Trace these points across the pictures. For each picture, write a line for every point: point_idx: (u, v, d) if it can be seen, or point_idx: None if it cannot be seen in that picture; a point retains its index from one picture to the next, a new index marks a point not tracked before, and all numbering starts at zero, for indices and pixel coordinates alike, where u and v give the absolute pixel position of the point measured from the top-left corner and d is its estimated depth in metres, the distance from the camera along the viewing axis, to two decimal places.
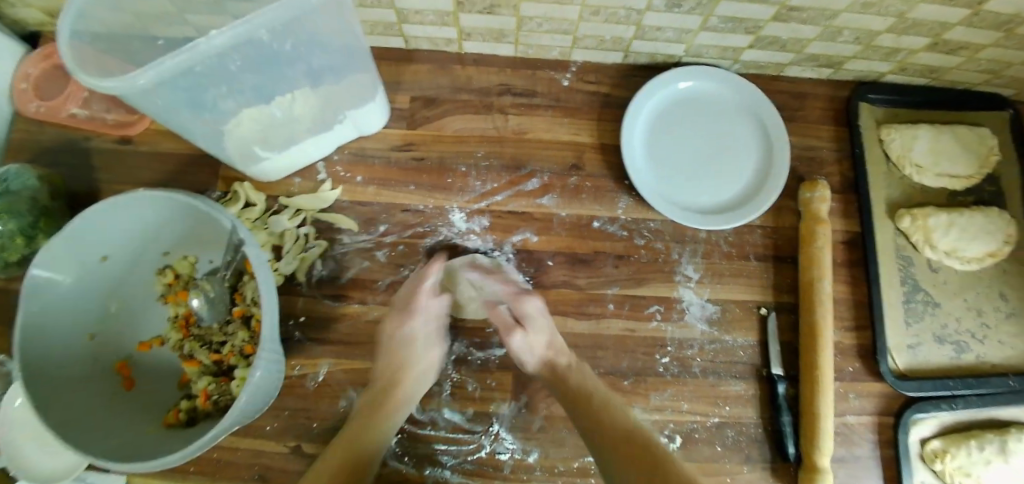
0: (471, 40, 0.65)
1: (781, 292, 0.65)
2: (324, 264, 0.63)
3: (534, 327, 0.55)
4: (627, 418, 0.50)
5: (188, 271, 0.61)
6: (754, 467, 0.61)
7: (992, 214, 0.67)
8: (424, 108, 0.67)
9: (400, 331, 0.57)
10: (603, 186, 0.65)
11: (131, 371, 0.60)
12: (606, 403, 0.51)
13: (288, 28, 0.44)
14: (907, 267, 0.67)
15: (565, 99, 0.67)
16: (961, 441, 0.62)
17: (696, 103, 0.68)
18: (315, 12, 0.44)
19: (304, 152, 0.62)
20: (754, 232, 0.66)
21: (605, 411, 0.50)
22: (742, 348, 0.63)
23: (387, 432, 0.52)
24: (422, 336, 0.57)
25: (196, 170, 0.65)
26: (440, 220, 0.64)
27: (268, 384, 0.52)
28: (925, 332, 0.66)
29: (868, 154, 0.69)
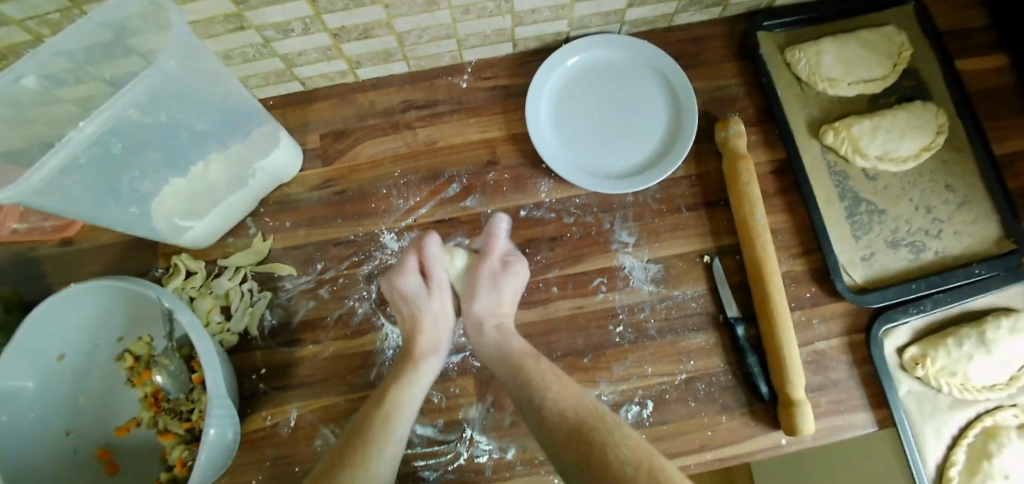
0: (363, 66, 0.66)
1: (720, 236, 0.64)
2: (272, 313, 0.64)
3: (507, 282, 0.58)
4: (559, 393, 0.50)
5: (145, 351, 0.62)
6: (733, 416, 0.60)
7: (916, 108, 0.66)
8: (335, 142, 0.68)
9: (400, 288, 0.58)
10: (522, 174, 0.66)
11: (114, 455, 0.62)
12: (540, 383, 0.51)
13: (157, 99, 0.46)
14: (843, 182, 0.66)
15: (466, 100, 0.69)
16: (938, 342, 0.61)
17: (595, 72, 0.68)
18: (178, 77, 0.47)
19: (232, 212, 0.64)
20: (680, 183, 0.66)
21: (541, 393, 0.50)
22: (693, 299, 0.63)
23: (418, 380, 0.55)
24: (416, 290, 0.58)
25: (137, 253, 0.68)
26: (372, 246, 0.65)
27: (228, 440, 0.54)
28: (876, 241, 0.64)
29: (777, 79, 0.69)
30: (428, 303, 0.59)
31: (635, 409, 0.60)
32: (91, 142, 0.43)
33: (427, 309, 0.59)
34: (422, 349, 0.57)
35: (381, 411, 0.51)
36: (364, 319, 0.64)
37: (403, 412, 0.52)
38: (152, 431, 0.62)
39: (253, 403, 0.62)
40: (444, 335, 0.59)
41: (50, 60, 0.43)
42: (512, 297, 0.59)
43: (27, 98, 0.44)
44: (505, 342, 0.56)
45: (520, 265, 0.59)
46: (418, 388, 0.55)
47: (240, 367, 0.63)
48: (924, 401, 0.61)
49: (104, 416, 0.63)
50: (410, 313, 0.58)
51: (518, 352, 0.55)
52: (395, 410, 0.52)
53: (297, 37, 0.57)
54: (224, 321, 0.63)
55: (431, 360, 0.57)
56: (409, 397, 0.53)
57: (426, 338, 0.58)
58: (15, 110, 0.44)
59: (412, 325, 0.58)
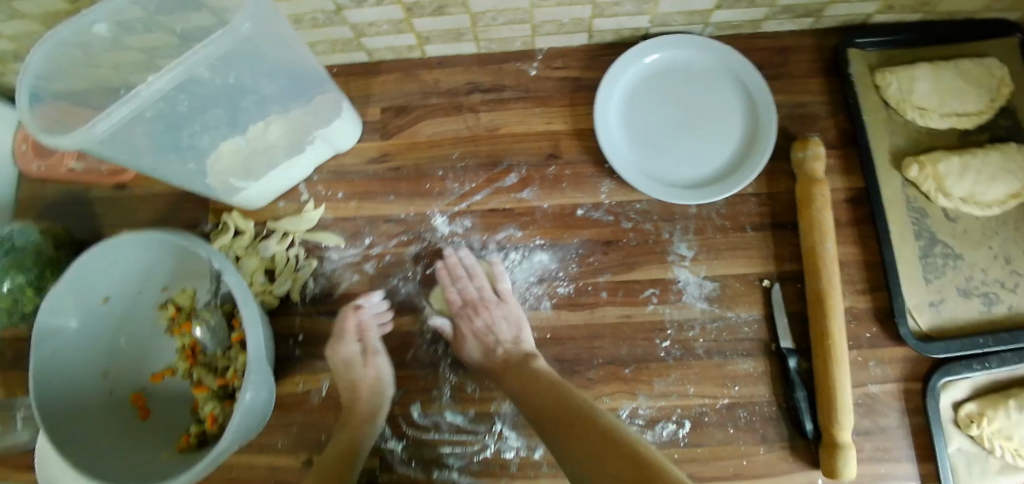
0: (432, 43, 0.64)
1: (783, 261, 0.61)
2: (316, 282, 0.64)
3: (470, 343, 0.59)
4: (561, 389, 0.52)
5: (188, 303, 0.64)
6: (772, 448, 0.58)
7: (1011, 151, 0.61)
8: (396, 117, 0.67)
9: (338, 356, 0.58)
10: (583, 171, 0.64)
11: (146, 401, 0.64)
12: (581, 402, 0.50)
13: (228, 60, 0.45)
14: (921, 220, 0.62)
15: (534, 89, 0.66)
16: (999, 402, 0.58)
17: (672, 74, 0.65)
18: (249, 42, 0.45)
19: (285, 176, 0.63)
20: (748, 201, 0.63)
21: (580, 411, 0.49)
22: (746, 323, 0.60)
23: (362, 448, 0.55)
24: (356, 355, 0.58)
25: (187, 205, 0.68)
26: (422, 227, 0.64)
27: (263, 400, 0.54)
28: (948, 287, 0.61)
29: (864, 101, 0.65)
30: (363, 372, 0.58)
31: (671, 427, 0.59)
32: (159, 97, 0.42)
33: (364, 378, 0.58)
34: (380, 382, 0.58)
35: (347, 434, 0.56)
36: (408, 298, 0.63)
37: (367, 433, 0.56)
38: (185, 381, 0.64)
39: (287, 368, 0.62)
40: (384, 405, 0.58)
41: (126, 6, 0.43)
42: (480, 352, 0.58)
43: (96, 44, 0.45)
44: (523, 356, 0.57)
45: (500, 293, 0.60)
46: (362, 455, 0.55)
47: (279, 330, 0.63)
48: (974, 461, 0.58)
49: (143, 362, 0.65)
50: (348, 381, 0.58)
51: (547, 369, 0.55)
52: (360, 435, 0.56)
53: (370, 7, 0.55)
54: (267, 283, 0.63)
55: (369, 429, 0.56)
56: (373, 426, 0.57)
57: (365, 407, 0.57)
58: (83, 51, 0.45)
59: (350, 394, 0.57)
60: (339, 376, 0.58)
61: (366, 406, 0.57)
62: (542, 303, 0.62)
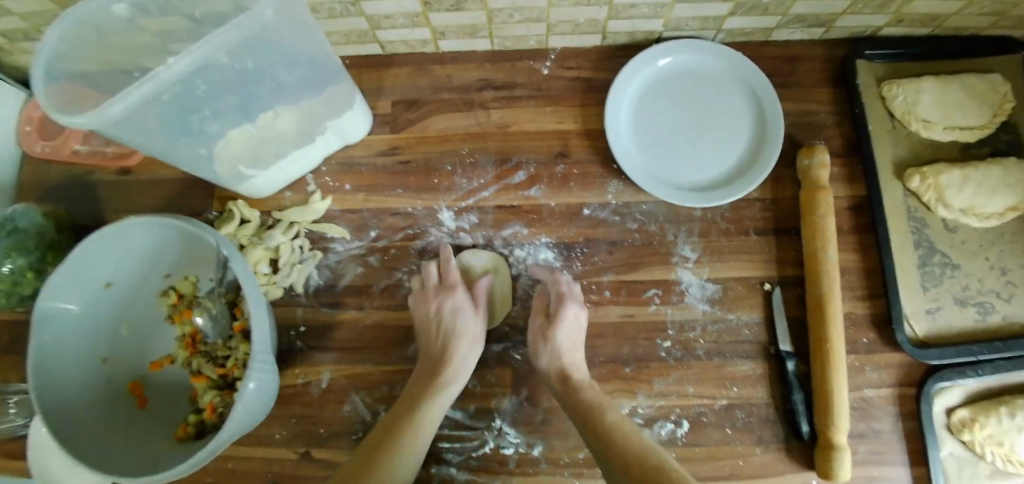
0: (446, 38, 0.64)
1: (786, 266, 0.62)
2: (320, 273, 0.64)
3: (561, 331, 0.56)
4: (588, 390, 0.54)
5: (190, 290, 0.64)
6: (768, 449, 0.59)
7: (1010, 165, 0.63)
8: (406, 111, 0.67)
9: (440, 303, 0.58)
10: (591, 171, 0.64)
11: (145, 389, 0.64)
12: (622, 426, 0.51)
13: (248, 46, 0.45)
14: (920, 229, 0.63)
15: (546, 88, 0.66)
16: (990, 409, 0.59)
17: (683, 78, 0.66)
18: (269, 29, 0.45)
19: (293, 166, 0.63)
20: (752, 206, 0.63)
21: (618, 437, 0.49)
22: (746, 326, 0.61)
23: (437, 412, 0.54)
24: (459, 306, 0.58)
25: (193, 192, 0.67)
26: (429, 221, 0.64)
27: (267, 391, 0.55)
28: (944, 295, 0.62)
29: (869, 111, 0.66)
30: (464, 321, 0.57)
31: (669, 426, 0.59)
32: (177, 80, 0.42)
33: (465, 328, 0.57)
34: (453, 361, 0.56)
35: (413, 406, 0.54)
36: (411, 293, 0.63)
37: (432, 407, 0.54)
38: (184, 370, 0.64)
39: (288, 359, 0.63)
40: (473, 357, 0.58)
41: None
42: (569, 346, 0.56)
43: (109, 23, 0.45)
44: (579, 390, 0.54)
45: (575, 307, 0.57)
46: (439, 409, 0.54)
47: (281, 320, 0.64)
48: (963, 466, 0.60)
49: (143, 349, 0.65)
50: (445, 330, 0.57)
51: (613, 417, 0.51)
52: (426, 408, 0.54)
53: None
54: (271, 274, 0.63)
55: (453, 379, 0.56)
56: (438, 401, 0.54)
57: (459, 355, 0.56)
58: (94, 30, 0.45)
59: (445, 342, 0.57)
60: (431, 327, 0.58)
61: (458, 358, 0.56)
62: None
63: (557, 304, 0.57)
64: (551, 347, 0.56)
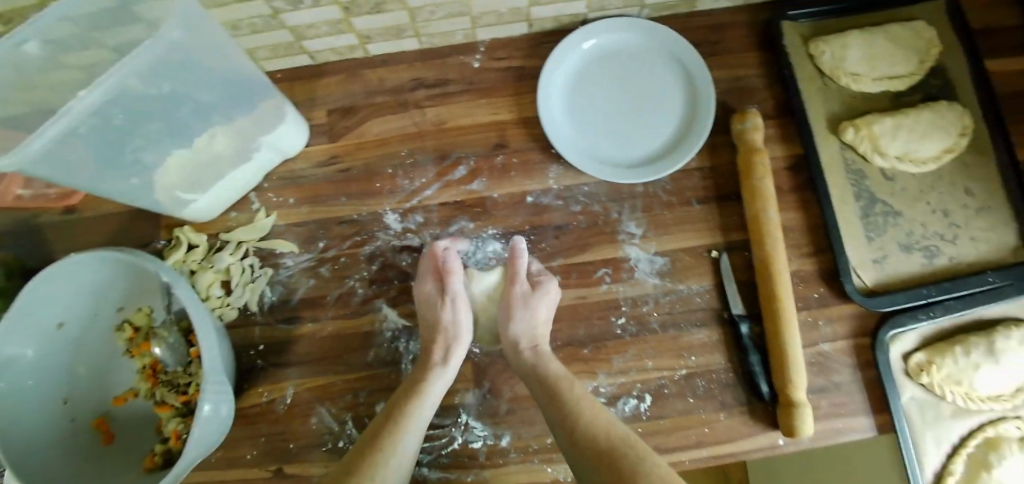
0: (373, 42, 0.65)
1: (730, 231, 0.63)
2: (273, 290, 0.64)
3: (541, 301, 0.57)
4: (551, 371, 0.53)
5: (145, 322, 0.64)
6: (731, 413, 0.60)
7: (941, 108, 0.63)
8: (342, 118, 0.67)
9: (424, 293, 0.59)
10: (530, 159, 0.65)
11: (111, 425, 0.63)
12: (583, 403, 0.50)
13: (162, 69, 0.45)
14: (860, 181, 0.64)
15: (478, 81, 0.67)
16: (945, 350, 0.59)
17: (611, 58, 0.66)
18: (181, 48, 0.45)
19: (234, 186, 0.63)
20: (692, 176, 0.64)
21: (581, 416, 0.48)
22: (697, 294, 0.62)
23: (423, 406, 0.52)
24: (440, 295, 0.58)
25: (140, 223, 0.68)
26: (376, 226, 0.64)
27: (222, 417, 0.55)
28: (889, 243, 0.63)
29: (798, 71, 0.66)
30: (439, 312, 0.57)
31: (632, 402, 0.60)
32: (93, 112, 0.42)
33: (441, 319, 0.57)
34: (435, 361, 0.56)
35: (392, 417, 0.51)
36: (364, 300, 0.63)
37: (415, 418, 0.51)
38: (148, 402, 0.64)
39: (251, 378, 0.63)
40: (457, 351, 0.57)
41: (56, 25, 0.39)
42: (546, 316, 0.57)
43: (28, 64, 0.41)
44: (553, 380, 0.52)
45: (552, 283, 0.58)
46: (429, 402, 0.53)
47: (239, 342, 0.64)
48: (926, 409, 0.60)
49: (104, 385, 0.64)
50: (428, 320, 0.58)
51: (585, 408, 0.49)
52: (406, 417, 0.51)
53: (306, 10, 0.55)
54: (224, 297, 0.63)
55: (441, 372, 0.55)
56: (420, 410, 0.52)
57: (439, 350, 0.57)
58: (13, 72, 0.40)
59: (429, 335, 0.58)
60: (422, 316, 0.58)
61: (442, 349, 0.56)
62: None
63: (537, 277, 0.59)
64: (529, 313, 0.56)
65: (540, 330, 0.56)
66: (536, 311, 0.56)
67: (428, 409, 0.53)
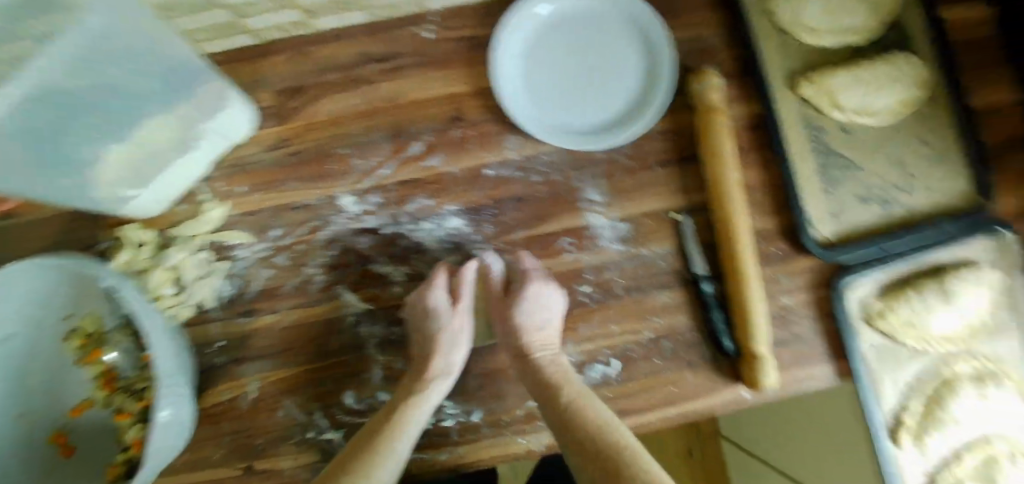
0: (320, 17, 0.61)
1: (692, 193, 0.62)
2: (229, 283, 0.62)
3: (534, 309, 0.55)
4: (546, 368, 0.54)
5: (95, 328, 0.61)
6: (698, 373, 0.60)
7: (898, 60, 0.62)
8: (290, 99, 0.64)
9: (427, 302, 0.56)
10: (487, 130, 0.63)
11: (69, 438, 0.62)
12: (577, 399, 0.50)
13: (87, 59, 0.41)
14: (818, 135, 0.64)
15: (431, 52, 0.64)
16: (901, 295, 0.60)
17: (564, 22, 0.64)
18: (106, 32, 0.41)
19: (180, 177, 0.60)
20: (652, 139, 0.63)
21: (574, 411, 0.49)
22: (661, 258, 0.61)
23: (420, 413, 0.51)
24: (445, 308, 0.56)
25: (81, 221, 0.64)
26: (331, 210, 0.62)
27: (187, 413, 0.55)
28: (848, 196, 0.63)
29: (755, 28, 0.65)
30: (446, 321, 0.56)
31: (601, 368, 0.60)
32: (16, 111, 0.38)
33: (446, 327, 0.56)
34: (435, 370, 0.54)
35: (388, 423, 0.50)
36: (324, 287, 0.62)
37: (410, 420, 0.50)
38: (105, 411, 0.62)
39: (210, 377, 0.61)
40: (457, 360, 0.56)
41: None
42: (541, 326, 0.56)
43: None
44: (550, 382, 0.52)
45: (553, 291, 0.57)
46: (426, 408, 0.52)
47: (196, 340, 0.62)
48: (885, 353, 0.61)
49: (58, 398, 0.62)
50: (428, 331, 0.56)
51: (579, 407, 0.49)
52: (402, 422, 0.50)
53: None
54: (177, 295, 0.60)
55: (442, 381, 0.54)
56: (417, 413, 0.51)
57: (440, 360, 0.55)
58: None
59: (428, 344, 0.55)
60: (423, 323, 0.56)
61: (441, 356, 0.55)
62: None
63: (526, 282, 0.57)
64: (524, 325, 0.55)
65: (548, 331, 0.56)
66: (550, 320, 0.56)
67: (436, 397, 0.53)
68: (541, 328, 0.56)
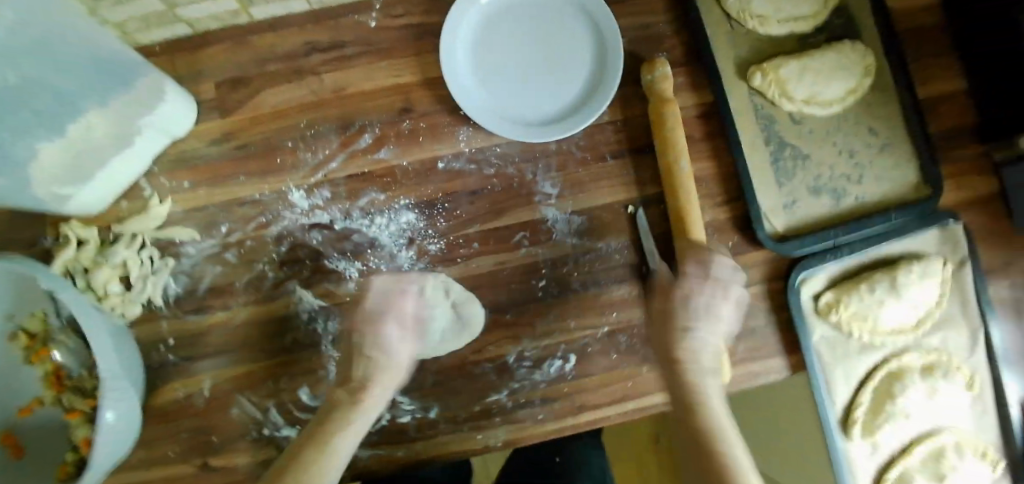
0: (258, 5, 0.59)
1: (645, 186, 0.63)
2: (177, 281, 0.61)
3: (719, 317, 0.50)
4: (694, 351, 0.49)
5: (41, 327, 0.60)
6: (653, 366, 0.61)
7: (845, 49, 0.63)
8: (232, 90, 0.62)
9: (378, 327, 0.51)
10: (438, 123, 0.62)
11: (18, 437, 0.60)
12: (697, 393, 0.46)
13: (11, 54, 0.38)
14: (769, 126, 0.64)
15: (377, 41, 0.63)
16: (852, 289, 0.62)
17: (512, 11, 0.63)
18: (24, 21, 0.38)
19: (122, 170, 0.58)
20: (605, 130, 0.63)
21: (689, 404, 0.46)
22: (616, 251, 0.62)
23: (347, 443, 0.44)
24: (394, 335, 0.51)
25: (18, 220, 0.62)
26: (281, 205, 0.61)
27: (134, 416, 0.55)
28: (799, 187, 0.64)
29: (706, 17, 0.65)
30: (397, 352, 0.51)
31: (558, 363, 0.60)
32: None
33: (393, 358, 0.50)
34: (368, 399, 0.48)
35: (316, 448, 0.42)
36: (275, 283, 0.61)
37: (340, 448, 0.43)
38: (57, 409, 0.61)
39: (162, 375, 0.60)
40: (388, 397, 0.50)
41: None
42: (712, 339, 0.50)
43: None
44: (689, 383, 0.47)
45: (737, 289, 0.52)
46: (351, 439, 0.45)
47: (146, 338, 0.60)
48: (835, 345, 0.63)
49: (7, 398, 0.61)
50: (366, 359, 0.50)
51: (717, 425, 0.44)
52: (332, 445, 0.43)
53: None
54: (125, 293, 0.58)
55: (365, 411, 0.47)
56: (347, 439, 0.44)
57: (376, 390, 0.49)
58: None
59: (366, 372, 0.49)
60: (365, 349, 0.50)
61: (373, 385, 0.49)
62: (418, 266, 0.61)
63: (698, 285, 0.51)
64: (705, 329, 0.49)
65: (710, 342, 0.50)
66: (707, 312, 0.50)
67: (363, 422, 0.46)
68: (710, 336, 0.50)
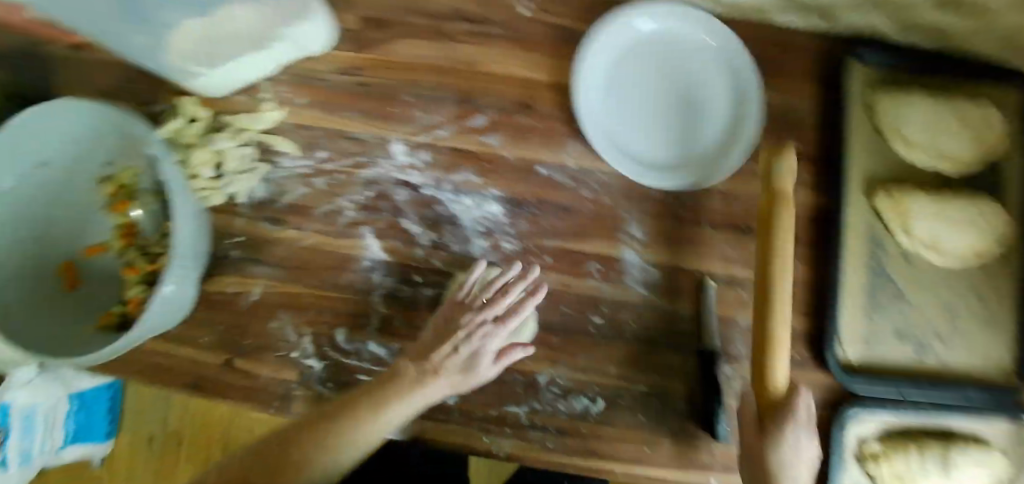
0: None
1: (732, 264, 0.60)
2: (264, 186, 0.63)
3: None
4: None
5: (131, 182, 0.63)
6: (676, 442, 0.59)
7: (986, 206, 0.59)
8: (374, 30, 0.64)
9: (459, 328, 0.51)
10: (554, 129, 0.62)
11: (77, 272, 0.64)
12: None
13: None
14: (877, 252, 0.62)
15: (522, 30, 0.63)
16: (903, 447, 0.58)
17: (661, 49, 0.62)
18: None
19: (249, 71, 0.60)
20: (712, 197, 0.61)
21: None
22: (680, 316, 0.60)
23: (391, 421, 0.46)
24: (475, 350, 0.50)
25: (146, 80, 0.65)
26: (381, 152, 0.63)
27: (186, 295, 0.58)
28: (885, 325, 0.61)
29: (852, 121, 0.62)
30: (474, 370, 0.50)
31: (585, 401, 0.59)
32: None
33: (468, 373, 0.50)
34: (425, 389, 0.48)
35: (354, 415, 0.44)
36: (350, 223, 0.62)
37: (377, 424, 0.45)
38: (116, 260, 0.64)
39: (221, 267, 0.62)
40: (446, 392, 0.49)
41: None
42: None
43: None
44: None
45: None
46: (398, 416, 0.47)
47: (219, 227, 0.63)
48: None
49: (80, 233, 0.64)
50: (439, 355, 0.50)
51: None
52: (370, 418, 0.45)
53: None
54: (214, 180, 0.62)
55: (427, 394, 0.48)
56: (391, 415, 0.46)
57: (438, 384, 0.49)
58: None
59: (430, 362, 0.49)
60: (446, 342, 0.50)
61: (436, 374, 0.49)
62: (487, 257, 0.61)
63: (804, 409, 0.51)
64: None
65: None
66: None
67: (436, 391, 0.49)
68: None
